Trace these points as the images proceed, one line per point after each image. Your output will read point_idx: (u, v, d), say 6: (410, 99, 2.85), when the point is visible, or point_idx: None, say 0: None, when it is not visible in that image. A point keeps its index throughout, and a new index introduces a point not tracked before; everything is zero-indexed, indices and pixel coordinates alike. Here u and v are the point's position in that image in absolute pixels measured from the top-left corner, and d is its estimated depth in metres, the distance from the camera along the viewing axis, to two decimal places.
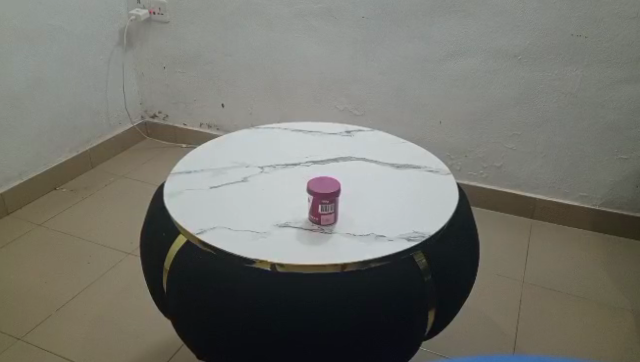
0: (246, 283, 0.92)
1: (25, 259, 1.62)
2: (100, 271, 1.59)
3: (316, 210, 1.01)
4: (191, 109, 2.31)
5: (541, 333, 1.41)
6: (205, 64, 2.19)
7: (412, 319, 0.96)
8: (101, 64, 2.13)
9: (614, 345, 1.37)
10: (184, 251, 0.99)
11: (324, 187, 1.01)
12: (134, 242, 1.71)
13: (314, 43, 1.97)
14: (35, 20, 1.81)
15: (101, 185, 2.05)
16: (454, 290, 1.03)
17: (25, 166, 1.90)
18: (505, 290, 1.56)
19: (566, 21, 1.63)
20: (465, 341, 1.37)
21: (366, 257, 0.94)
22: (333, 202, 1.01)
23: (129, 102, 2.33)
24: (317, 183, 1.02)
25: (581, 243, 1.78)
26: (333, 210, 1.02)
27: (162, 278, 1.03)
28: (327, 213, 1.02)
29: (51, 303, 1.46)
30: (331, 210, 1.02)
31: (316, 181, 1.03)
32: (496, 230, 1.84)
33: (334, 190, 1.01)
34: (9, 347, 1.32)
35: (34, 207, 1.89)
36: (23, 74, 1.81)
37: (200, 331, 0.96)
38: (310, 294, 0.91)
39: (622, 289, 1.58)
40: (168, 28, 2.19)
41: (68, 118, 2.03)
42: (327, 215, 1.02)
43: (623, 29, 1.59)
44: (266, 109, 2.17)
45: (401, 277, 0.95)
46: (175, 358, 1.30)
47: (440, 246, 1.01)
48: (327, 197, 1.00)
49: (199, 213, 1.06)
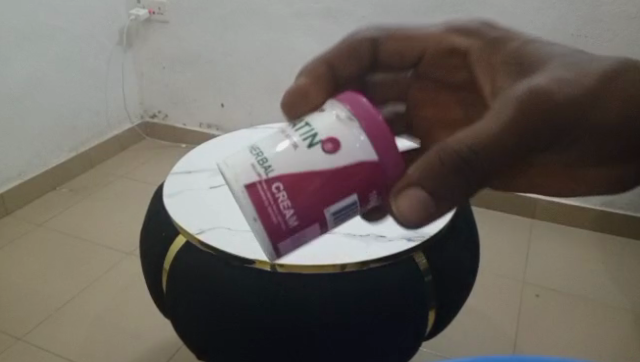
0: (245, 282, 0.92)
1: (25, 259, 1.62)
2: (101, 271, 1.58)
3: (270, 179, 0.48)
4: (191, 109, 2.31)
5: (542, 333, 1.41)
6: (205, 63, 2.19)
7: (412, 319, 0.95)
8: (101, 63, 2.12)
9: (616, 345, 1.37)
10: (184, 251, 0.98)
11: (386, 149, 0.50)
12: (133, 242, 1.71)
13: (313, 42, 1.96)
14: (36, 20, 1.80)
15: (101, 185, 2.04)
16: (455, 291, 1.01)
17: (25, 165, 1.89)
18: (506, 290, 1.56)
19: (566, 21, 1.64)
20: (464, 341, 1.36)
21: (366, 258, 0.95)
22: (330, 205, 0.50)
23: (129, 102, 2.32)
24: (377, 157, 0.50)
25: (581, 243, 1.79)
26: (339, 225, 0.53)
27: (161, 278, 1.02)
28: (290, 225, 0.49)
29: (51, 304, 1.45)
30: (305, 230, 0.50)
31: (379, 118, 0.51)
32: (498, 230, 1.84)
33: (374, 172, 0.50)
34: (9, 346, 1.31)
35: (35, 207, 1.89)
36: (24, 75, 1.81)
37: (199, 331, 0.96)
38: (310, 295, 0.90)
39: (622, 289, 1.58)
40: (168, 28, 2.19)
41: (68, 118, 2.03)
42: (286, 236, 0.50)
43: (623, 29, 1.59)
44: (266, 109, 2.16)
45: (400, 277, 0.94)
46: (175, 357, 1.29)
47: (441, 246, 1.00)
48: (322, 172, 0.49)
49: (199, 212, 1.06)
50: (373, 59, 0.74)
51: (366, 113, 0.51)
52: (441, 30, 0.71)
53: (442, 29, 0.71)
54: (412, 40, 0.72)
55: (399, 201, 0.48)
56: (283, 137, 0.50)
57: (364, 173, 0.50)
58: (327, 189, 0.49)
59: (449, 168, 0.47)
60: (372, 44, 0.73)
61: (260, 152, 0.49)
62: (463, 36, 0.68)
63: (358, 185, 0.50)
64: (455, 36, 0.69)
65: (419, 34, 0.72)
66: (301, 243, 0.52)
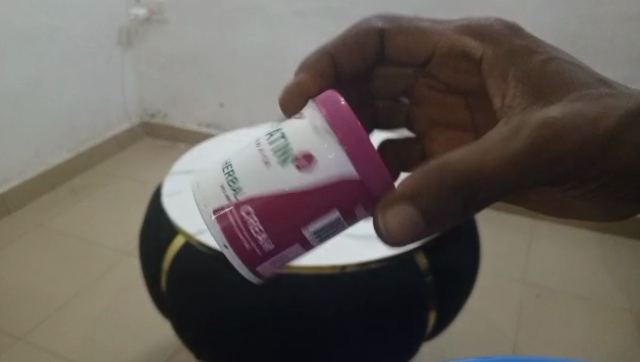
0: (244, 283, 0.91)
1: (25, 259, 1.61)
2: (101, 271, 1.57)
3: (239, 204, 0.54)
4: (190, 108, 2.30)
5: (543, 333, 1.40)
6: (205, 63, 2.19)
7: (412, 319, 0.94)
8: (101, 63, 2.12)
9: (616, 346, 1.37)
10: (183, 251, 0.97)
11: (362, 164, 0.51)
12: (133, 242, 1.70)
13: (313, 41, 1.96)
14: (35, 19, 1.80)
15: (101, 185, 2.03)
16: (456, 291, 1.01)
17: (24, 165, 1.89)
18: (506, 290, 1.55)
19: (566, 21, 1.63)
20: (465, 342, 1.36)
21: (366, 259, 0.94)
22: (306, 225, 0.54)
23: (129, 102, 2.32)
24: (354, 175, 0.51)
25: (581, 243, 1.78)
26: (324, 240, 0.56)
27: (161, 278, 1.02)
28: (267, 250, 0.55)
29: (50, 304, 1.45)
30: (283, 250, 0.55)
31: (356, 126, 0.52)
32: (498, 231, 1.83)
33: (350, 189, 0.52)
34: (9, 346, 1.31)
35: (35, 207, 1.88)
36: (24, 75, 1.80)
37: (200, 331, 0.96)
38: (310, 296, 0.90)
39: (622, 290, 1.58)
40: (168, 27, 2.19)
41: (67, 118, 2.02)
42: (266, 259, 0.55)
43: (623, 29, 1.59)
44: (266, 109, 2.16)
45: (401, 278, 0.93)
46: (175, 358, 1.28)
47: (442, 246, 0.99)
48: (294, 193, 0.52)
49: (199, 212, 1.05)
50: (384, 50, 0.86)
51: (343, 125, 0.51)
52: (456, 30, 0.81)
53: (459, 30, 0.81)
54: (424, 39, 0.84)
55: (388, 218, 0.51)
56: (259, 155, 0.53)
57: (338, 190, 0.52)
58: (298, 210, 0.53)
59: (446, 192, 0.52)
60: (380, 36, 0.84)
61: (232, 171, 0.54)
62: (477, 41, 0.79)
63: (331, 204, 0.52)
64: (468, 38, 0.80)
65: (432, 32, 0.83)
66: (284, 261, 0.57)
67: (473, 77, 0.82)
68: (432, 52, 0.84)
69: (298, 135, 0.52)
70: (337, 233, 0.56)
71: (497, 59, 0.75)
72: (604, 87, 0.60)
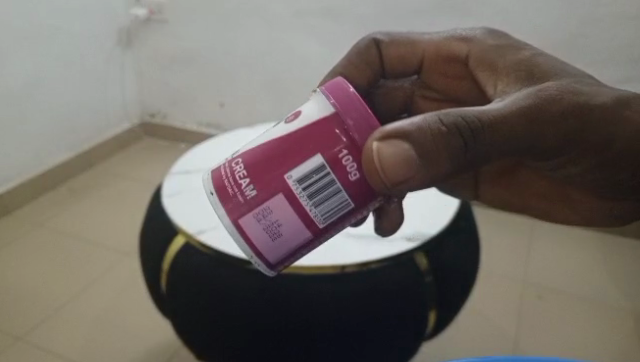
0: (244, 283, 0.91)
1: (25, 259, 1.61)
2: (101, 271, 1.57)
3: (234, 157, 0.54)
4: (190, 108, 2.30)
5: (543, 333, 1.40)
6: (205, 63, 2.19)
7: (412, 319, 0.94)
8: (101, 63, 2.12)
9: (616, 345, 1.37)
10: (183, 251, 0.97)
11: (350, 113, 0.50)
12: (132, 242, 1.70)
13: (313, 41, 1.96)
14: (35, 19, 1.80)
15: (100, 185, 2.03)
16: (455, 291, 1.01)
17: (24, 165, 1.88)
18: (507, 290, 1.55)
19: (566, 21, 1.63)
20: (465, 341, 1.36)
21: (366, 259, 0.93)
22: (291, 172, 0.51)
23: (129, 102, 2.32)
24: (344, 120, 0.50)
25: (582, 243, 1.78)
26: (316, 205, 0.51)
27: (161, 278, 1.02)
28: (248, 198, 0.52)
29: (50, 304, 1.44)
30: (267, 200, 0.51)
31: (352, 92, 0.52)
32: (498, 231, 1.83)
33: (336, 134, 0.50)
34: (9, 346, 1.31)
35: (35, 207, 1.88)
36: (23, 75, 1.80)
37: (200, 331, 0.96)
38: (310, 296, 0.89)
39: (622, 290, 1.58)
40: (168, 27, 2.19)
41: (67, 118, 2.02)
42: (246, 210, 0.52)
43: (623, 29, 1.58)
44: (266, 109, 2.16)
45: (401, 278, 0.93)
46: (175, 357, 1.28)
47: (442, 246, 0.99)
48: (281, 139, 0.52)
49: (199, 212, 1.04)
50: (380, 68, 0.82)
51: (339, 86, 0.52)
52: (446, 36, 0.80)
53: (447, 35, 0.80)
54: (415, 47, 0.82)
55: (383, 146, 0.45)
56: (262, 134, 0.55)
57: (324, 136, 0.50)
58: (282, 153, 0.51)
59: (450, 130, 0.46)
60: (377, 50, 0.81)
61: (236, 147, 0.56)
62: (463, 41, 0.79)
63: (314, 147, 0.50)
64: (453, 40, 0.80)
65: (420, 42, 0.81)
66: (269, 224, 0.52)
67: (467, 81, 0.82)
68: (422, 60, 0.82)
69: (299, 108, 0.54)
70: (328, 191, 0.51)
71: (484, 51, 0.75)
72: (594, 79, 0.63)
